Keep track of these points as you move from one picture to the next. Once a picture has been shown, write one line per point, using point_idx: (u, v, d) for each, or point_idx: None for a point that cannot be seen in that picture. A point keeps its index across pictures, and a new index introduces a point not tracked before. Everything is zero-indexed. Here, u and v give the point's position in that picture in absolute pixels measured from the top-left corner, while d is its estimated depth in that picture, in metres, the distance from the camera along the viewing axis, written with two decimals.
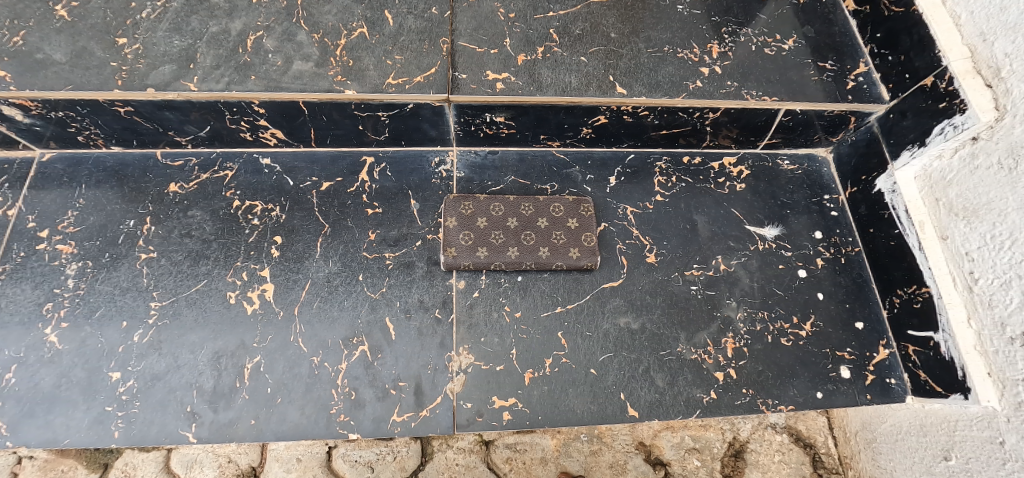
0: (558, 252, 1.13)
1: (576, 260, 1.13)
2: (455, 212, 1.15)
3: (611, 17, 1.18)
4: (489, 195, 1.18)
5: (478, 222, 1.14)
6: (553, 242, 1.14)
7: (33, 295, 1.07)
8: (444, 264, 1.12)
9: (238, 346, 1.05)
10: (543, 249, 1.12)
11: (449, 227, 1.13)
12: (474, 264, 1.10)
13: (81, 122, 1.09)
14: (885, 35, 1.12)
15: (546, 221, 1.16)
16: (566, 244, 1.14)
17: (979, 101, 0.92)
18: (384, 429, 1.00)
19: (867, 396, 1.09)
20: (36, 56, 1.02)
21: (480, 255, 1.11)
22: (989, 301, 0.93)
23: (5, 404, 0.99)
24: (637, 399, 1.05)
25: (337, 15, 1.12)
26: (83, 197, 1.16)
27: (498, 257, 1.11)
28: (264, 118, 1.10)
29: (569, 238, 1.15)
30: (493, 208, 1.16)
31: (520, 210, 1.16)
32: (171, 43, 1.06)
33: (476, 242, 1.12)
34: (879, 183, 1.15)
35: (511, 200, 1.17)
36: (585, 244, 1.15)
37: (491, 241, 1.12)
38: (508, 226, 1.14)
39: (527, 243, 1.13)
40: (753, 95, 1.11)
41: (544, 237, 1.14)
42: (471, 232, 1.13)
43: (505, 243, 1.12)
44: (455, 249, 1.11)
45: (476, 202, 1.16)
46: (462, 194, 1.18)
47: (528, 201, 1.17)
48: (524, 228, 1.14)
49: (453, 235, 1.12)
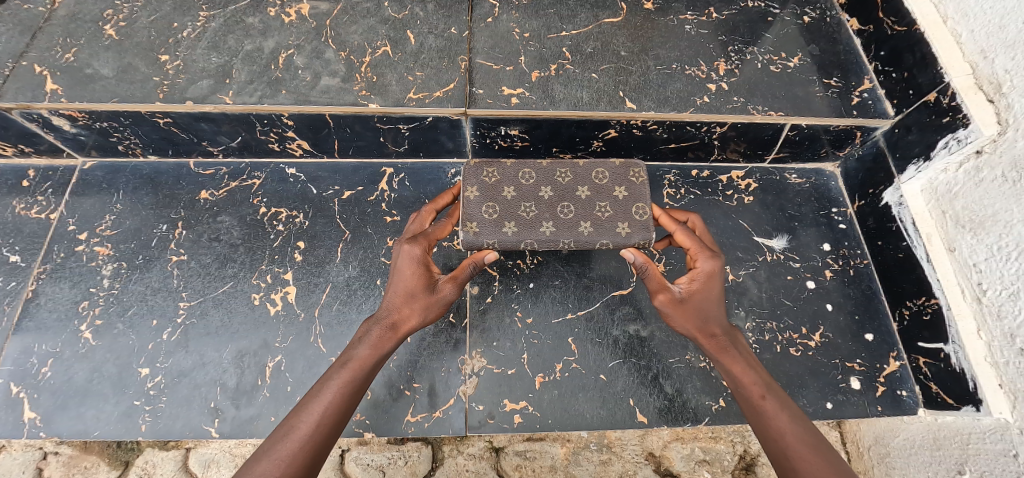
0: (603, 228, 0.97)
1: (625, 237, 0.96)
2: (475, 178, 0.99)
3: (621, 36, 1.23)
4: (515, 161, 1.02)
5: (505, 192, 0.98)
6: (597, 216, 0.97)
7: (71, 293, 1.14)
8: (465, 242, 0.96)
9: (261, 346, 1.10)
10: (585, 224, 0.96)
11: (469, 198, 0.97)
12: (499, 243, 0.95)
13: (123, 132, 1.16)
14: (889, 53, 1.15)
15: (588, 190, 1.00)
16: (613, 217, 0.98)
17: (981, 116, 0.95)
18: (398, 428, 1.05)
19: (878, 407, 1.12)
20: (86, 71, 1.10)
21: (507, 231, 0.95)
22: (998, 312, 0.94)
23: (40, 396, 1.05)
24: (646, 406, 1.08)
25: (362, 34, 1.19)
26: (120, 203, 1.23)
27: (530, 235, 0.95)
28: (292, 130, 1.16)
29: (617, 209, 0.98)
30: (522, 176, 1.00)
31: (556, 179, 1.00)
32: (209, 60, 1.13)
33: (502, 216, 0.96)
34: (886, 196, 1.18)
35: (543, 166, 1.02)
36: (637, 219, 0.98)
37: (520, 216, 0.97)
38: (542, 197, 0.99)
39: (565, 217, 0.97)
40: (759, 110, 1.15)
41: (585, 210, 0.98)
42: (496, 205, 0.97)
43: (538, 218, 0.97)
44: (476, 225, 0.96)
45: (500, 168, 1.00)
46: (484, 160, 1.02)
47: (565, 166, 1.02)
48: (560, 200, 0.99)
49: (473, 209, 0.97)
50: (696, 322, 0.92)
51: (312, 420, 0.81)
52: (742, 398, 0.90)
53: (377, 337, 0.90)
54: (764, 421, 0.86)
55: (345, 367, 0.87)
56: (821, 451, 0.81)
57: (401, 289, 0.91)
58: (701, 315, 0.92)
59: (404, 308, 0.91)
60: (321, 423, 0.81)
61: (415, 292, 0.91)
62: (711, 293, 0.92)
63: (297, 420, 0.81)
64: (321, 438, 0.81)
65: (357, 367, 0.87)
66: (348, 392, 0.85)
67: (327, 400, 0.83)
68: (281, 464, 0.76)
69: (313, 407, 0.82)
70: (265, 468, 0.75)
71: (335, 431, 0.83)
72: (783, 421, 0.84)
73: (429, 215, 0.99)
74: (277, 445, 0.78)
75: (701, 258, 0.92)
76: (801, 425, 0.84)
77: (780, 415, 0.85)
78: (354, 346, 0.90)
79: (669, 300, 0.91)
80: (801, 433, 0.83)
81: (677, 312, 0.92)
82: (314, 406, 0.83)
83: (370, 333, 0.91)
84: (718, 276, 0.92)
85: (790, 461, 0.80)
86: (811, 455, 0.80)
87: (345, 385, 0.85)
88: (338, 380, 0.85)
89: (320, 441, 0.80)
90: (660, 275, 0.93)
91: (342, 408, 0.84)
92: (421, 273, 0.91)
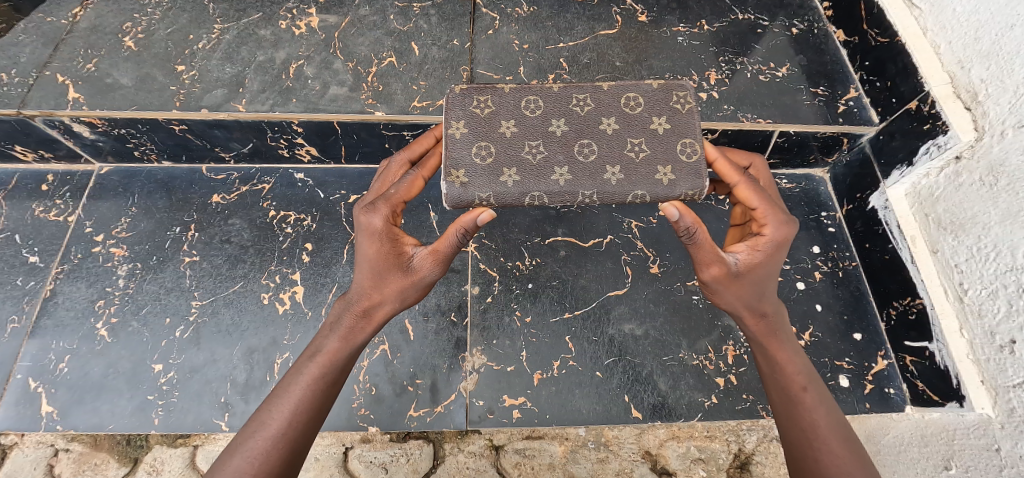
0: (634, 173, 0.84)
1: (667, 187, 0.83)
2: (461, 108, 0.87)
3: (616, 47, 1.29)
4: (514, 86, 0.89)
5: (503, 127, 0.86)
6: (628, 159, 0.85)
7: (87, 292, 1.19)
8: (451, 196, 0.82)
9: (270, 343, 1.14)
10: (613, 169, 0.84)
11: (456, 137, 0.85)
12: (496, 196, 0.82)
13: (140, 139, 1.22)
14: (873, 63, 1.20)
15: (615, 123, 0.87)
16: (650, 160, 0.85)
17: (959, 123, 0.99)
18: (401, 423, 1.08)
19: (866, 404, 1.15)
20: (106, 80, 1.16)
21: (508, 179, 0.82)
22: (978, 311, 0.97)
23: (57, 390, 1.09)
24: (640, 401, 1.12)
25: (369, 45, 1.25)
26: (136, 206, 1.28)
27: (538, 184, 0.83)
28: (301, 137, 1.21)
29: (654, 148, 0.85)
30: (525, 107, 0.87)
31: (572, 110, 0.88)
32: (223, 70, 1.19)
33: (499, 161, 0.83)
34: (873, 200, 1.22)
35: (556, 92, 0.89)
36: (683, 161, 0.84)
37: (526, 160, 0.84)
38: (555, 134, 0.86)
39: (584, 161, 0.84)
40: (748, 118, 1.20)
41: (612, 150, 0.85)
42: (490, 145, 0.84)
43: (550, 162, 0.84)
44: (465, 174, 0.82)
45: (496, 97, 0.87)
46: (475, 85, 0.88)
47: (584, 92, 0.89)
48: (579, 138, 0.86)
49: (462, 151, 0.84)
50: (746, 297, 0.85)
51: (283, 416, 0.76)
52: (779, 380, 0.88)
53: (348, 328, 0.83)
54: (798, 408, 0.84)
55: (316, 358, 0.81)
56: (851, 445, 0.80)
57: (369, 272, 0.81)
58: (757, 293, 0.86)
59: (374, 293, 0.83)
60: (294, 419, 0.76)
61: (384, 275, 0.81)
62: (772, 265, 0.83)
63: (267, 417, 0.76)
64: (297, 433, 0.76)
65: (331, 359, 0.81)
66: (324, 388, 0.80)
67: (298, 395, 0.78)
68: (253, 465, 0.72)
69: (284, 402, 0.77)
70: (239, 465, 0.71)
71: (310, 426, 0.78)
72: (820, 414, 0.83)
73: (401, 167, 0.89)
74: (247, 444, 0.73)
75: (769, 225, 0.80)
76: (836, 419, 0.83)
77: (819, 408, 0.84)
78: (325, 336, 0.84)
79: (722, 273, 0.82)
80: (835, 428, 0.82)
81: (729, 286, 0.84)
82: (284, 402, 0.77)
83: (341, 322, 0.84)
84: (786, 245, 0.82)
85: (814, 446, 0.80)
86: (842, 448, 0.79)
87: (318, 379, 0.80)
88: (308, 374, 0.80)
89: (294, 438, 0.76)
90: (715, 245, 0.80)
91: (316, 402, 0.79)
92: (385, 252, 0.79)
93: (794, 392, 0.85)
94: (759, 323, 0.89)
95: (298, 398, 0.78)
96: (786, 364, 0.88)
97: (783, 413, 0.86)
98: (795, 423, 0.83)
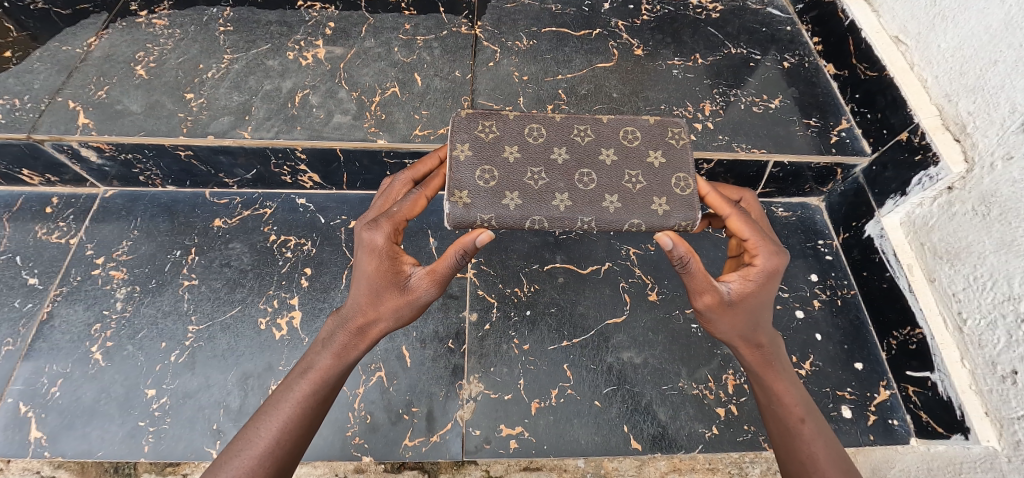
0: (631, 204, 0.85)
1: (662, 217, 0.84)
2: (467, 132, 0.89)
3: (613, 79, 1.32)
4: (518, 115, 0.92)
5: (505, 153, 0.88)
6: (626, 189, 0.86)
7: (84, 315, 1.18)
8: (453, 216, 0.83)
9: (265, 369, 1.13)
10: (610, 198, 0.85)
11: (458, 160, 0.86)
12: (497, 219, 0.83)
13: (146, 164, 1.24)
14: (863, 95, 1.23)
15: (614, 153, 0.89)
16: (648, 191, 0.86)
17: (949, 154, 1.01)
18: (396, 452, 1.06)
19: (870, 436, 1.13)
20: (116, 107, 1.19)
21: (508, 204, 0.83)
22: (979, 341, 0.97)
23: (47, 416, 1.08)
24: (640, 432, 1.10)
25: (373, 76, 1.28)
26: (138, 229, 1.30)
27: (539, 210, 0.84)
28: (304, 163, 1.24)
29: (650, 180, 0.87)
30: (527, 135, 0.90)
31: (573, 140, 0.90)
32: (230, 98, 1.22)
33: (501, 187, 0.85)
34: (868, 229, 1.23)
35: (558, 122, 0.91)
36: (677, 194, 0.86)
37: (527, 186, 0.85)
38: (557, 162, 0.88)
39: (584, 189, 0.86)
40: (743, 148, 1.22)
41: (611, 180, 0.87)
42: (494, 169, 0.86)
43: (551, 189, 0.85)
44: (468, 197, 0.83)
45: (500, 123, 0.90)
46: (479, 111, 0.91)
47: (585, 123, 0.92)
48: (579, 167, 0.88)
49: (465, 173, 0.85)
50: (740, 326, 0.85)
51: (270, 435, 0.75)
52: (776, 411, 0.87)
53: (342, 345, 0.83)
54: (797, 441, 0.83)
55: (308, 375, 0.81)
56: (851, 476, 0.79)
57: (366, 289, 0.82)
58: (750, 324, 0.85)
59: (371, 310, 0.82)
60: (282, 438, 0.75)
61: (382, 293, 0.81)
62: (765, 296, 0.83)
63: (254, 435, 0.75)
64: (283, 453, 0.75)
65: (322, 377, 0.81)
66: (312, 406, 0.79)
67: (287, 413, 0.77)
68: None
69: (273, 419, 0.76)
70: None
71: (298, 445, 0.77)
72: (819, 447, 0.82)
73: (405, 185, 0.89)
74: (231, 463, 0.72)
75: (760, 255, 0.82)
76: (834, 450, 0.82)
77: (818, 439, 0.82)
78: (318, 353, 0.83)
79: (716, 302, 0.82)
80: (835, 459, 0.80)
81: (722, 315, 0.83)
82: (273, 419, 0.76)
83: (336, 338, 0.83)
84: (778, 274, 0.82)
85: None
86: None
87: (310, 397, 0.79)
88: (299, 391, 0.79)
89: (281, 458, 0.74)
90: (708, 273, 0.80)
91: (306, 420, 0.78)
92: (384, 270, 0.80)
93: (792, 423, 0.84)
94: (754, 354, 0.88)
95: (286, 417, 0.76)
96: (783, 395, 0.87)
97: (783, 446, 0.84)
98: (794, 456, 0.82)
